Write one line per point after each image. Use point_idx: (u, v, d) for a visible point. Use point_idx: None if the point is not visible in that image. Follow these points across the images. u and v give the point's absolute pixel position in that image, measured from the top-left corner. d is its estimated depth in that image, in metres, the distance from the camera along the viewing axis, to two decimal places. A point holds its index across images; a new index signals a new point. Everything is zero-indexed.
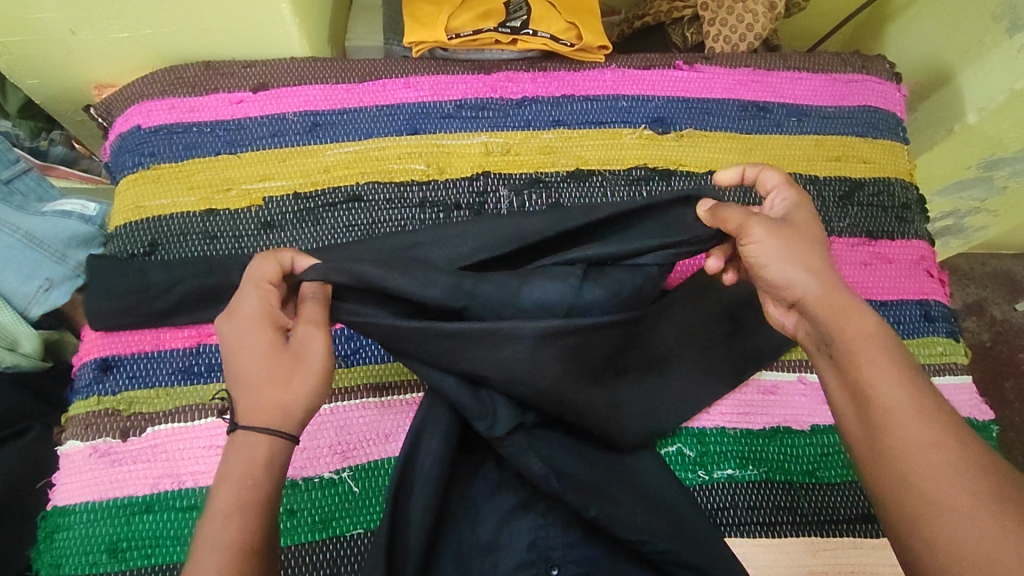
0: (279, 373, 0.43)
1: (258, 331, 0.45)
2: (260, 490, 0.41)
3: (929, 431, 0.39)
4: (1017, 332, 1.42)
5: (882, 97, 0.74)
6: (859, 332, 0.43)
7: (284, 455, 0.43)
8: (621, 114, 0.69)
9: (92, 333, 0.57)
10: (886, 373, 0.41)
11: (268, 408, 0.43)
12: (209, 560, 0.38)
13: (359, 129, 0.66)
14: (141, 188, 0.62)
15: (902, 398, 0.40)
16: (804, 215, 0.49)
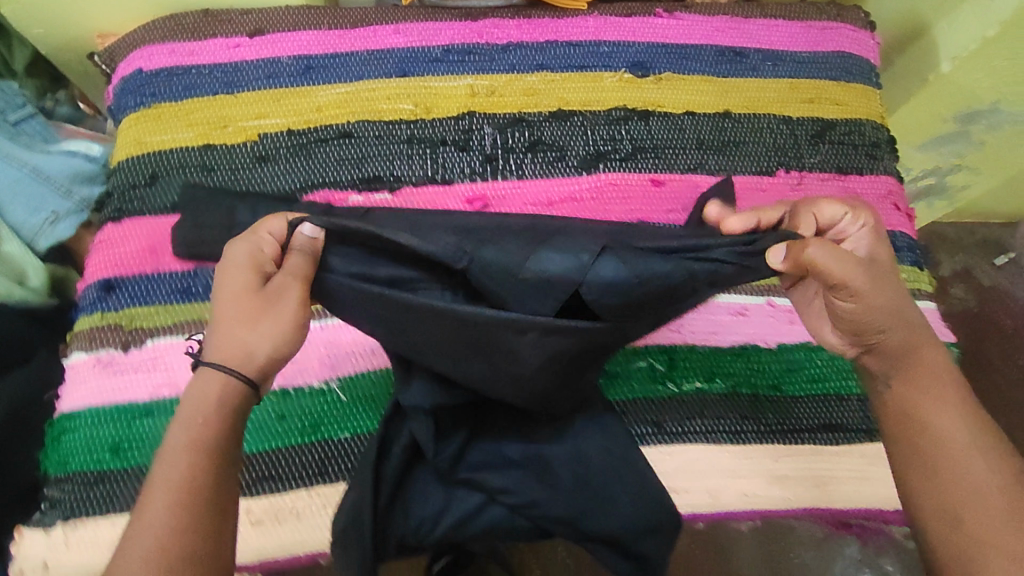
0: (248, 315, 0.45)
1: (240, 274, 0.46)
2: (209, 427, 0.43)
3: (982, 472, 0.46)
4: (1002, 297, 1.45)
5: (856, 44, 0.76)
6: (928, 366, 0.50)
7: (239, 395, 0.45)
8: (602, 58, 0.72)
9: (96, 256, 0.61)
10: (949, 417, 0.48)
11: (231, 346, 0.45)
12: (156, 495, 0.41)
13: (350, 72, 0.69)
14: (143, 126, 0.66)
15: (960, 435, 0.47)
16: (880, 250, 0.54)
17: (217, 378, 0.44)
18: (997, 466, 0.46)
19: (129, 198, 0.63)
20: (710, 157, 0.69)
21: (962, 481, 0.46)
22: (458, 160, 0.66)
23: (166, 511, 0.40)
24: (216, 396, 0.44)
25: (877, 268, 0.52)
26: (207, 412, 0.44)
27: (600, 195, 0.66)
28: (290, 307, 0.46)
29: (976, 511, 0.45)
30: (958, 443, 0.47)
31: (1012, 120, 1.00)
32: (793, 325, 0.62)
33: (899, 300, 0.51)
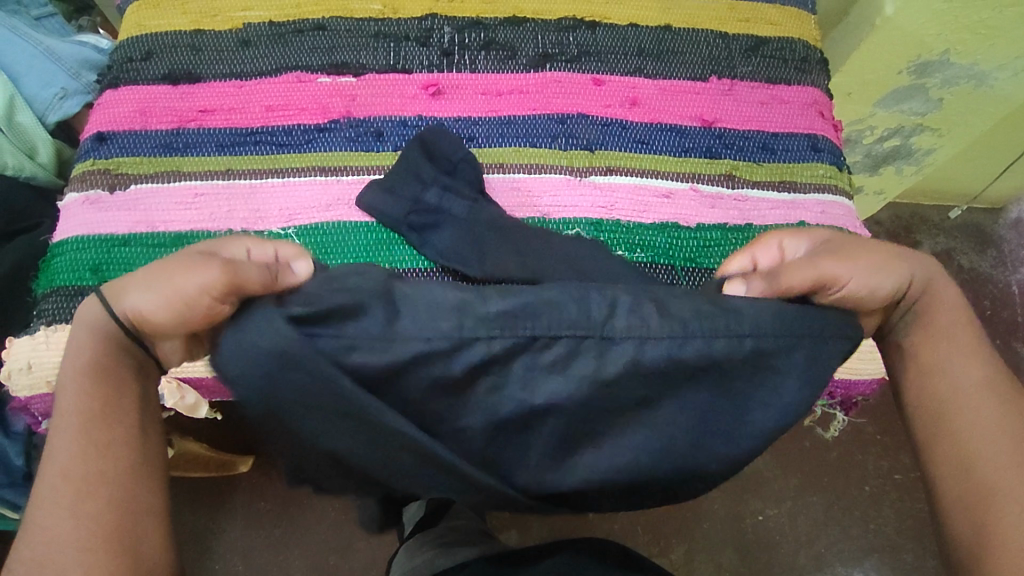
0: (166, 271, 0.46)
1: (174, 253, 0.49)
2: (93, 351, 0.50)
3: (989, 418, 0.52)
4: (982, 281, 1.45)
5: None
6: (947, 300, 0.57)
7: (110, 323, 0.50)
8: None
9: (95, 117, 0.70)
10: (961, 358, 0.55)
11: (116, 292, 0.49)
12: (64, 423, 0.48)
13: None
14: (144, 13, 0.74)
15: (967, 376, 0.54)
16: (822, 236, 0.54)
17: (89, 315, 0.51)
18: (1004, 412, 0.53)
19: (126, 70, 0.71)
20: (650, 63, 0.75)
21: (970, 430, 0.52)
22: (418, 54, 0.74)
23: (70, 434, 0.48)
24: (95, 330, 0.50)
25: (834, 248, 0.52)
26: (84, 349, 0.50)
27: (546, 89, 0.73)
28: (191, 282, 0.44)
29: (987, 456, 0.51)
30: (969, 389, 0.54)
31: (967, 75, 1.02)
32: (712, 209, 0.70)
33: (873, 256, 0.52)
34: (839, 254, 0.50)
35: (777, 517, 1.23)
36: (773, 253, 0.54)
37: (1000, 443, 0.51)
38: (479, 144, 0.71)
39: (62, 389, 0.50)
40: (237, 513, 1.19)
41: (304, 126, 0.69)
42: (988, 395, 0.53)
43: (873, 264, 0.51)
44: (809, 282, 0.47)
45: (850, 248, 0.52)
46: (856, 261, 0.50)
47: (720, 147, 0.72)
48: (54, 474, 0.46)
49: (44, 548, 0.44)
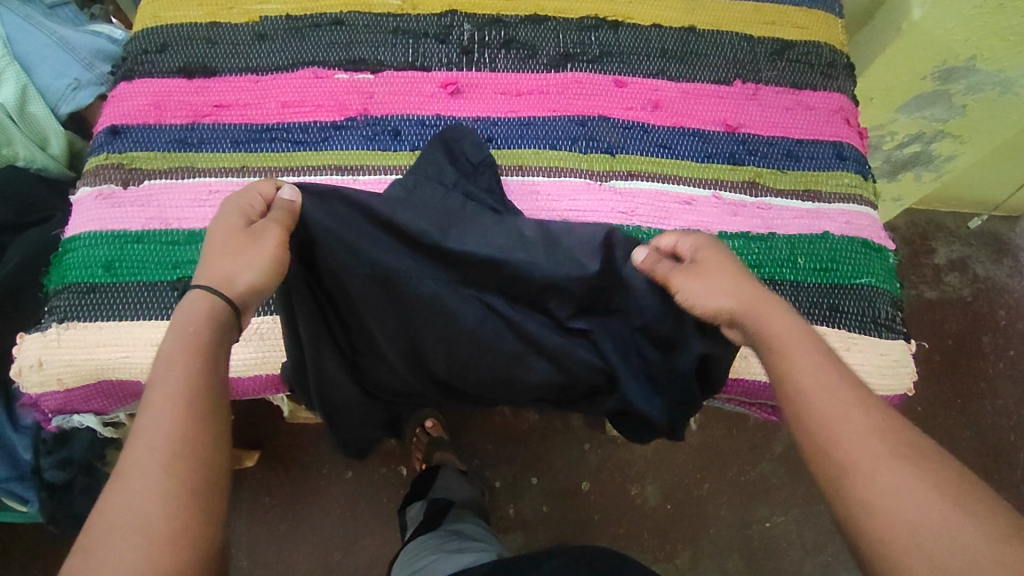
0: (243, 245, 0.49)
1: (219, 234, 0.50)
2: (201, 335, 0.45)
3: (861, 442, 0.42)
4: (999, 291, 1.43)
5: None
6: (781, 330, 0.48)
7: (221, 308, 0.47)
8: None
9: (108, 109, 0.69)
10: (809, 373, 0.45)
11: (217, 275, 0.48)
12: (162, 402, 0.42)
13: None
14: (159, 4, 0.73)
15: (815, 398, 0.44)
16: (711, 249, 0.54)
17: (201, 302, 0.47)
18: (873, 433, 0.42)
19: (140, 62, 0.70)
20: (673, 65, 0.74)
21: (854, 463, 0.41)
22: (437, 51, 0.72)
23: (171, 413, 0.42)
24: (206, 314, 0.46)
25: (701, 260, 0.54)
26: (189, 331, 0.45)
27: (566, 90, 0.72)
28: (269, 247, 0.49)
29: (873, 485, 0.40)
30: (827, 414, 0.43)
31: (992, 81, 1.00)
32: (734, 217, 0.68)
33: (728, 278, 0.52)
34: (692, 272, 0.53)
35: (785, 523, 1.22)
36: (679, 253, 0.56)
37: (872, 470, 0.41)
38: (498, 145, 0.69)
39: (159, 362, 0.44)
40: (243, 508, 1.18)
41: (320, 124, 0.68)
42: (861, 412, 0.43)
43: (711, 285, 0.52)
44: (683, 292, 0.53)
45: (720, 269, 0.52)
46: (706, 277, 0.52)
47: (743, 153, 0.71)
48: (149, 449, 0.41)
49: (131, 524, 0.38)
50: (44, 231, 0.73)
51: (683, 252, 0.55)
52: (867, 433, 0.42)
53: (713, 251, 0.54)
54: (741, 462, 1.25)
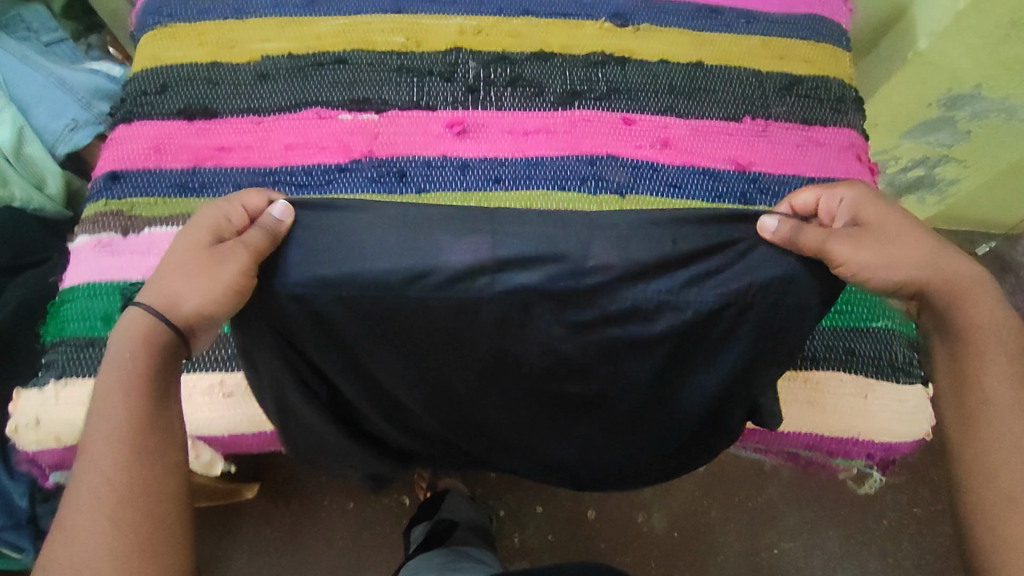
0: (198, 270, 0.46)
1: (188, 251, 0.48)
2: (136, 365, 0.47)
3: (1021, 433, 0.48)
4: None
5: (828, 9, 0.80)
6: (979, 314, 0.51)
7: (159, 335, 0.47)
8: (585, 8, 0.76)
9: (107, 153, 0.67)
10: (997, 367, 0.50)
11: (163, 294, 0.47)
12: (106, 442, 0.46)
13: (350, 6, 0.75)
14: (159, 43, 0.72)
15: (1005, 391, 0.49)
16: (876, 210, 0.51)
17: (143, 322, 0.47)
18: None
19: (140, 104, 0.69)
20: (682, 102, 0.72)
21: (1003, 443, 0.48)
22: (442, 89, 0.71)
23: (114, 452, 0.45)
24: (140, 333, 0.47)
25: (864, 217, 0.51)
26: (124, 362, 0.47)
27: (574, 128, 0.71)
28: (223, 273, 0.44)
29: (1011, 467, 0.48)
30: (1005, 406, 0.49)
31: (998, 108, 0.99)
32: None
33: (909, 236, 0.50)
34: (867, 233, 0.49)
35: (793, 550, 1.20)
36: (826, 214, 0.53)
37: (1016, 454, 0.48)
38: (506, 187, 0.68)
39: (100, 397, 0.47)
40: (244, 542, 1.16)
41: (323, 168, 0.67)
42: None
43: (894, 249, 0.49)
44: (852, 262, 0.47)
45: (886, 225, 0.50)
46: (887, 244, 0.49)
47: (754, 192, 0.69)
48: (93, 487, 0.45)
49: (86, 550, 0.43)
50: (42, 272, 0.72)
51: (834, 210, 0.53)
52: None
53: (880, 203, 0.52)
54: (747, 489, 1.23)
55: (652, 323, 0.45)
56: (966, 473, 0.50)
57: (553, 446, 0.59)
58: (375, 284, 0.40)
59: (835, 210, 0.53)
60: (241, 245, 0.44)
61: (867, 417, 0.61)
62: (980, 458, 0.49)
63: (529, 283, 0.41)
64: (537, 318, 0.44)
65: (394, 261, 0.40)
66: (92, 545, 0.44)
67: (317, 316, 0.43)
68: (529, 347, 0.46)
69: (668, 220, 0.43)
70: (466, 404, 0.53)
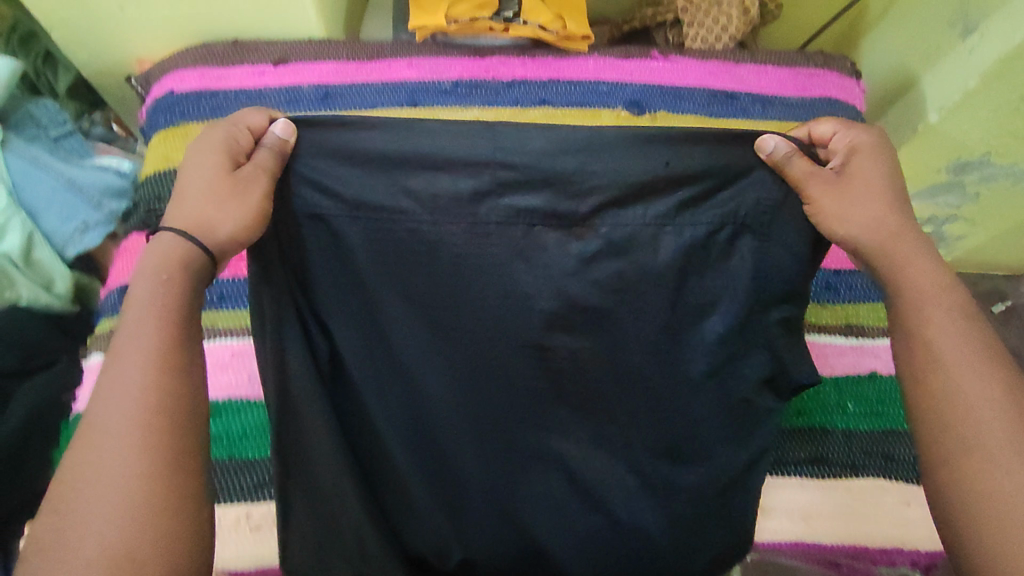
0: (219, 189, 0.46)
1: (205, 167, 0.48)
2: (172, 287, 0.43)
3: (984, 390, 0.45)
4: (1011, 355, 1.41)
5: (842, 90, 0.80)
6: (930, 283, 0.49)
7: (189, 258, 0.45)
8: (601, 97, 0.77)
9: (119, 263, 0.66)
10: (950, 327, 0.47)
11: (194, 217, 0.46)
12: (130, 362, 0.40)
13: (365, 100, 0.74)
14: (171, 143, 0.71)
15: (960, 353, 0.46)
16: (863, 165, 0.53)
17: (174, 245, 0.45)
18: (1000, 389, 0.45)
19: (155, 208, 0.68)
20: None
21: (961, 402, 0.45)
22: None
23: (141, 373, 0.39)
24: (171, 259, 0.44)
25: (854, 161, 0.53)
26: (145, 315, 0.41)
27: None
28: (252, 195, 0.45)
29: (975, 426, 0.44)
30: (965, 365, 0.46)
31: (1006, 173, 0.98)
32: None
33: (873, 199, 0.52)
34: (842, 180, 0.52)
35: None
36: (835, 150, 0.56)
37: (981, 417, 0.44)
38: None
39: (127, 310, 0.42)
40: None
41: None
42: (999, 376, 0.45)
43: (857, 203, 0.51)
44: (813, 199, 0.50)
45: (865, 179, 0.52)
46: (851, 196, 0.51)
47: None
48: (115, 412, 0.38)
49: (99, 486, 0.36)
50: (48, 376, 0.69)
51: (838, 150, 0.55)
52: (991, 394, 0.44)
53: (878, 159, 0.54)
54: None
55: (653, 251, 0.49)
56: (941, 457, 0.45)
57: (569, 482, 0.52)
58: (393, 209, 0.47)
59: (848, 146, 0.55)
60: (255, 167, 0.46)
61: (905, 527, 0.60)
62: (938, 420, 0.45)
63: (531, 204, 0.48)
64: (541, 250, 0.49)
65: (418, 155, 0.47)
66: (104, 523, 0.35)
67: (340, 248, 0.48)
68: (538, 291, 0.49)
69: (663, 143, 0.48)
70: (489, 393, 0.51)
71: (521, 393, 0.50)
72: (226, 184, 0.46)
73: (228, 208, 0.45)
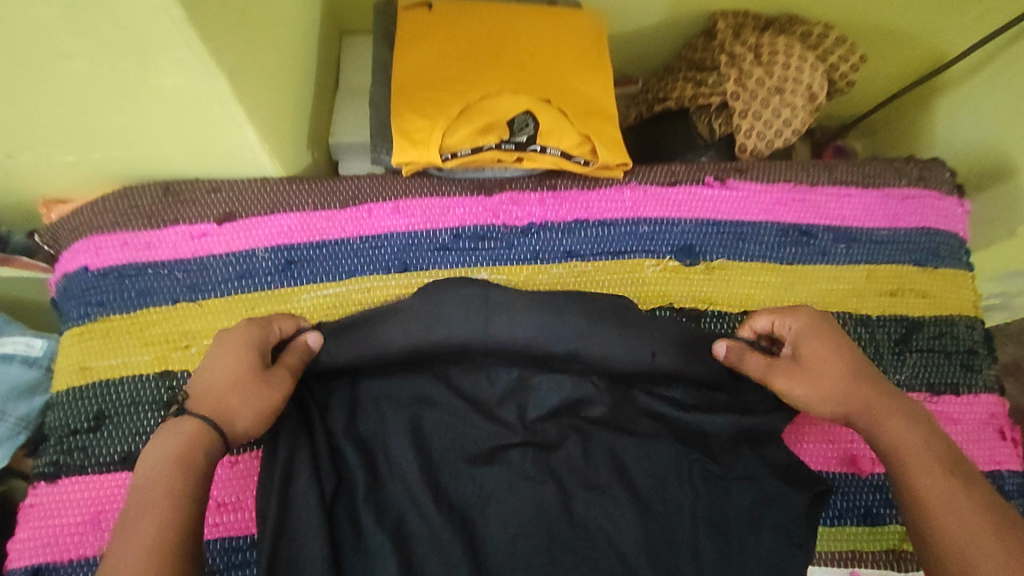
0: (247, 385, 0.44)
1: (240, 350, 0.46)
2: (195, 442, 0.41)
3: (974, 526, 0.38)
4: None
5: (943, 216, 0.63)
6: (892, 434, 0.43)
7: (198, 439, 0.41)
8: (642, 242, 0.60)
9: (22, 530, 0.50)
10: (931, 478, 0.41)
11: (218, 403, 0.43)
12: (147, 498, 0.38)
13: (341, 266, 0.58)
14: (86, 346, 0.54)
15: (941, 494, 0.40)
16: (808, 345, 0.48)
17: (191, 430, 0.41)
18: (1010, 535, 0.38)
19: (67, 448, 0.52)
20: None
21: (956, 548, 0.38)
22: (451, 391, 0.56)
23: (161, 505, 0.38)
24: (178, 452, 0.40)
25: (801, 341, 0.49)
26: (159, 499, 0.38)
27: None
28: (278, 395, 0.45)
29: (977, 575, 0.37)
30: (942, 500, 0.40)
31: None
32: None
33: (829, 372, 0.47)
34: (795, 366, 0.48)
35: None
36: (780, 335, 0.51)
37: (976, 554, 0.37)
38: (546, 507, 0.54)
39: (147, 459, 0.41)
40: None
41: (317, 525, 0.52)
42: (984, 508, 0.39)
43: (819, 379, 0.46)
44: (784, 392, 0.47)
45: (815, 359, 0.47)
46: (811, 378, 0.47)
47: (881, 506, 0.55)
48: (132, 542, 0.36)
49: None
50: None
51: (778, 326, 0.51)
52: (982, 529, 0.38)
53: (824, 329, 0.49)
54: None
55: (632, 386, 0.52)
56: None
57: None
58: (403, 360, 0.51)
59: (788, 333, 0.50)
60: (286, 368, 0.47)
61: None
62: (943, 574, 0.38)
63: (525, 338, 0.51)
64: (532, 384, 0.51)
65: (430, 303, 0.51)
66: None
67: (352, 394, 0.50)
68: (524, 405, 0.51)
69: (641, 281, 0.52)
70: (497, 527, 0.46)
71: (512, 531, 0.46)
72: (249, 374, 0.44)
73: (252, 402, 0.44)
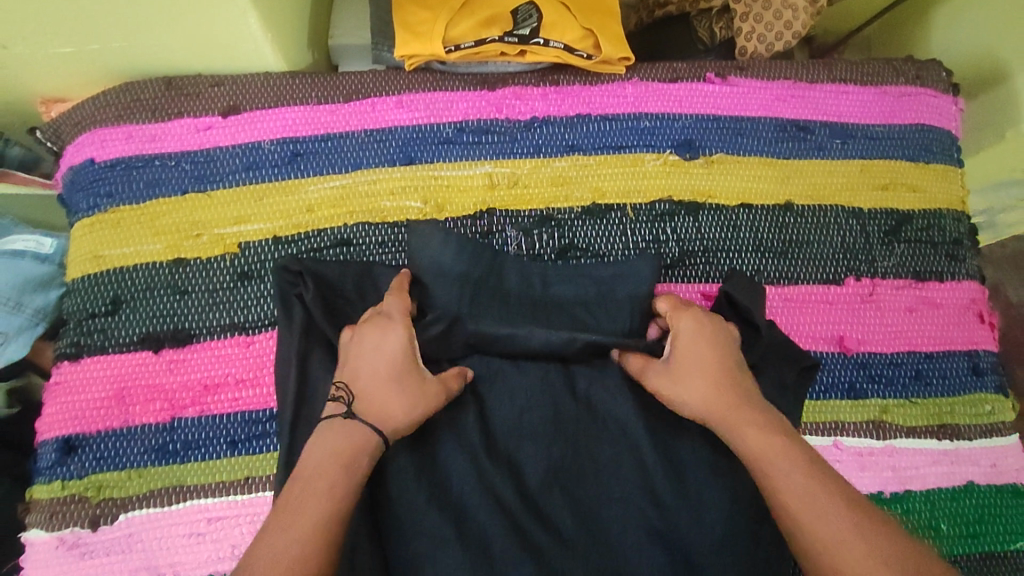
0: (408, 397, 0.44)
1: (400, 360, 0.45)
2: (358, 435, 0.41)
3: (822, 503, 0.38)
4: None
5: (937, 114, 0.65)
6: (750, 426, 0.43)
7: (365, 449, 0.41)
8: (643, 136, 0.61)
9: (49, 406, 0.52)
10: (783, 467, 0.40)
11: (382, 410, 0.43)
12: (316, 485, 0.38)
13: (346, 159, 0.58)
14: (98, 235, 0.55)
15: (795, 480, 0.39)
16: (686, 344, 0.48)
17: (361, 439, 0.41)
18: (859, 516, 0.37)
19: (88, 331, 0.54)
20: (771, 263, 0.59)
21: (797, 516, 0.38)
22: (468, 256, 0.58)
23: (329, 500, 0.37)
24: (349, 449, 0.40)
25: (682, 344, 0.48)
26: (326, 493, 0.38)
27: None
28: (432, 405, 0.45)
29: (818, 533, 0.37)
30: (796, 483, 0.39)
31: None
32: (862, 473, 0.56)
33: (701, 373, 0.46)
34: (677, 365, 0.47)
35: None
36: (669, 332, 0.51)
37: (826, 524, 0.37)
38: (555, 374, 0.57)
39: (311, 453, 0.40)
40: None
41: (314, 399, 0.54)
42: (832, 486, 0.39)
43: (695, 378, 0.46)
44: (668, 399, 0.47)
45: (688, 365, 0.47)
46: (683, 377, 0.47)
47: (865, 381, 0.58)
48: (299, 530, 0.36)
49: None
50: None
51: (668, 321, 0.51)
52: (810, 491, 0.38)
53: (707, 333, 0.48)
54: None
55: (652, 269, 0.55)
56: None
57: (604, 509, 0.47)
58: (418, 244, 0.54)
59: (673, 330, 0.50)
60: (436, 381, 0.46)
61: None
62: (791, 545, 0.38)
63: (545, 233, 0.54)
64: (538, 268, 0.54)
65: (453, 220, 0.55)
66: None
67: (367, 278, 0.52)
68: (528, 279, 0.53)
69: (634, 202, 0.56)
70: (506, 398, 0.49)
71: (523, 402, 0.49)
72: (411, 386, 0.44)
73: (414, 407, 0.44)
